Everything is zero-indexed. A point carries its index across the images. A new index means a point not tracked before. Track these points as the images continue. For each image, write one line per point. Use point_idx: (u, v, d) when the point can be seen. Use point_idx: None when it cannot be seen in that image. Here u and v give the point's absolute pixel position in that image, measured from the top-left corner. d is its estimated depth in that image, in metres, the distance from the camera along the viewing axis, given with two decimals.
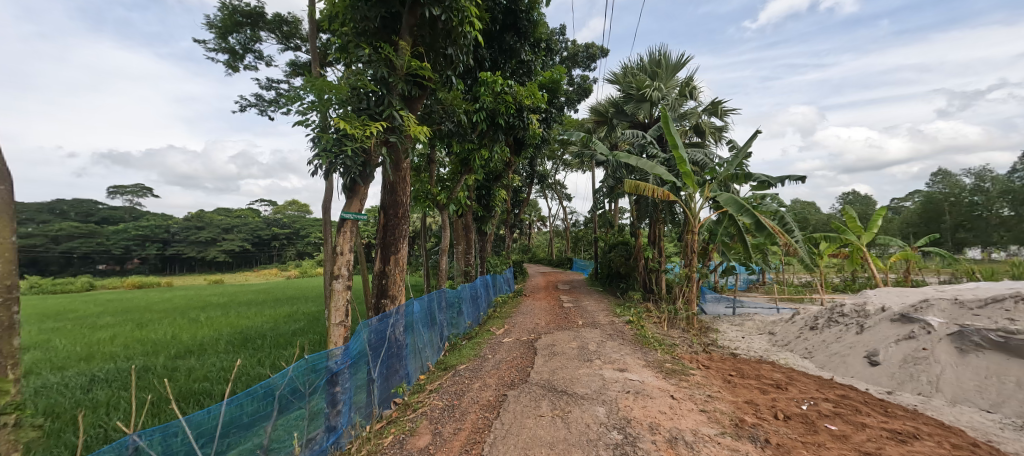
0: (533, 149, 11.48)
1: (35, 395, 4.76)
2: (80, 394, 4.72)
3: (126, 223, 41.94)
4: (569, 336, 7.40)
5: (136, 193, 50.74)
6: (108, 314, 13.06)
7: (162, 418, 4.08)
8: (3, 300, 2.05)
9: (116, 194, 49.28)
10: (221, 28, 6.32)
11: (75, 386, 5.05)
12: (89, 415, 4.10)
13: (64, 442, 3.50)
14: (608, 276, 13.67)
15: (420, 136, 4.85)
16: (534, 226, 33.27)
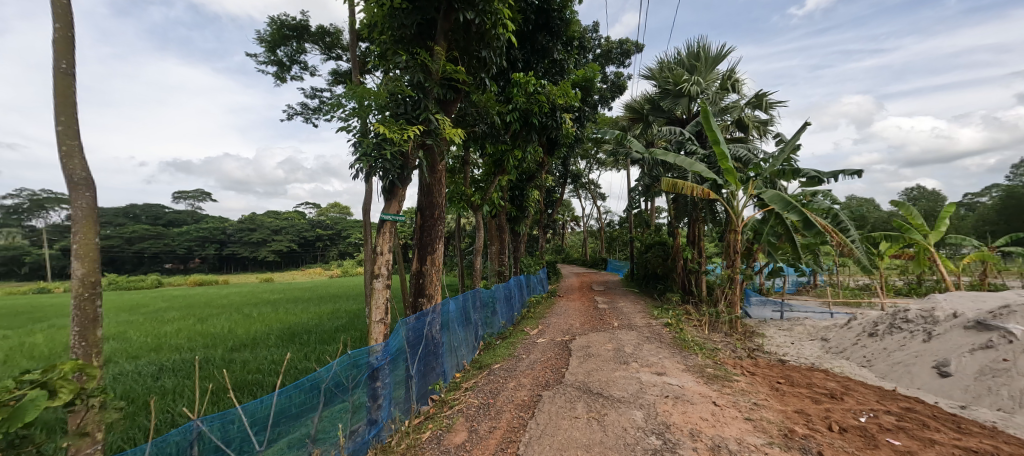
0: (566, 149, 11.40)
1: (114, 381, 5.28)
2: (151, 382, 5.19)
3: (190, 225, 45.58)
4: (605, 337, 7.28)
5: (199, 198, 55.11)
6: (173, 309, 14.25)
7: (220, 406, 4.40)
8: (87, 295, 2.28)
9: (181, 199, 53.77)
10: (271, 42, 6.75)
11: (147, 374, 5.56)
12: (159, 401, 4.49)
13: (138, 425, 3.86)
14: (645, 278, 13.31)
15: (455, 139, 4.98)
16: (568, 226, 32.97)
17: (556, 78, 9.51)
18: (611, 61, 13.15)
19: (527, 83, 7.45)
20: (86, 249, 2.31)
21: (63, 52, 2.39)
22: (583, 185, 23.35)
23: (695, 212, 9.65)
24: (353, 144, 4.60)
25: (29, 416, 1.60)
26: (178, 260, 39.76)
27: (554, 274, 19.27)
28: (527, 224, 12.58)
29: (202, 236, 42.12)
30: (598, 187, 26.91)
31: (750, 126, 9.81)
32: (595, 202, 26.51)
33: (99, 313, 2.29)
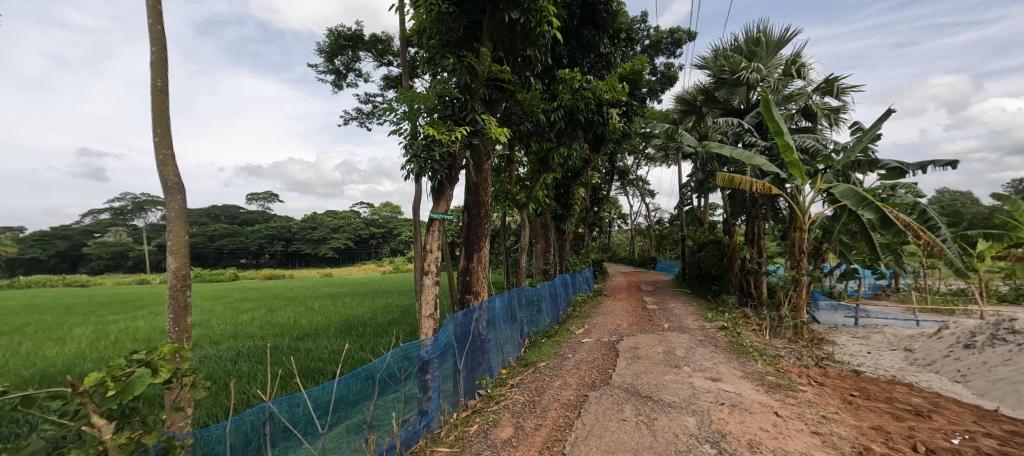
0: (613, 145, 11.10)
1: (201, 363, 5.92)
2: (230, 365, 5.75)
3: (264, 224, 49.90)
4: (654, 339, 7.02)
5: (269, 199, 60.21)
6: (246, 300, 15.70)
7: (288, 390, 4.77)
8: (180, 286, 2.57)
9: (253, 201, 59.28)
10: (329, 53, 7.21)
11: (226, 358, 6.17)
12: (236, 382, 4.97)
13: (219, 405, 4.31)
14: (698, 278, 12.63)
15: (501, 138, 5.04)
16: (614, 224, 32.12)
17: (602, 73, 9.33)
18: (661, 52, 12.59)
19: (573, 79, 7.35)
20: (177, 245, 2.60)
21: (158, 71, 2.70)
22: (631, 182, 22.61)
23: (754, 208, 9.01)
24: (404, 146, 4.80)
25: (137, 390, 1.84)
26: (252, 256, 44.65)
27: (600, 273, 18.84)
28: (574, 223, 12.40)
29: (271, 233, 46.02)
30: (648, 183, 25.94)
31: (819, 115, 8.98)
32: (644, 199, 25.58)
33: (189, 302, 2.58)
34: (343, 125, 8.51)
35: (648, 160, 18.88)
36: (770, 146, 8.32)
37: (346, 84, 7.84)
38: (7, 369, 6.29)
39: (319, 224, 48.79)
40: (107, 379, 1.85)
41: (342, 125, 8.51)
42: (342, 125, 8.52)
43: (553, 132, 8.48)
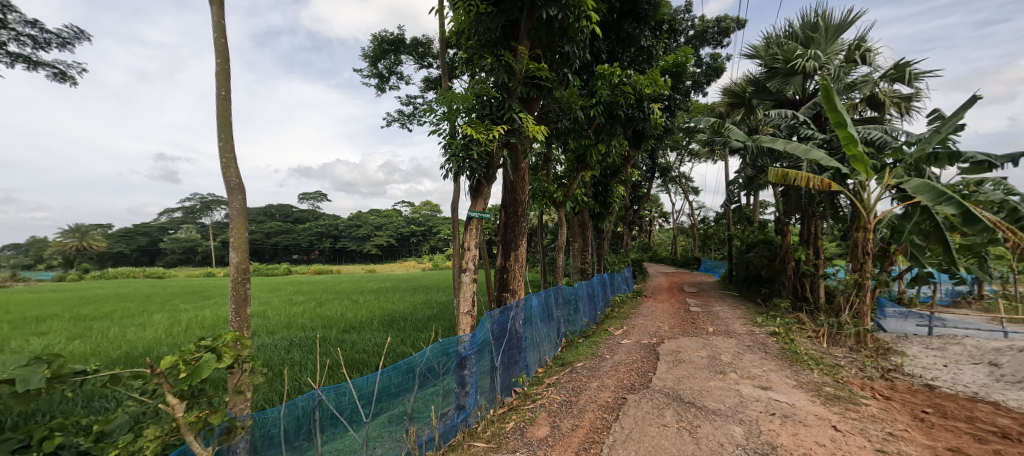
0: (654, 140, 10.75)
1: (259, 351, 6.39)
2: (284, 354, 6.16)
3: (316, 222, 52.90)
4: (697, 343, 6.73)
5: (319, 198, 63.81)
6: (298, 294, 16.74)
7: (335, 379, 5.05)
8: (241, 278, 2.78)
9: (304, 201, 63.23)
10: (373, 58, 7.52)
11: (281, 347, 6.62)
12: (290, 370, 5.32)
13: (275, 390, 4.64)
14: (746, 280, 11.96)
15: (538, 136, 5.05)
16: (655, 223, 31.06)
17: (642, 67, 8.99)
18: (707, 42, 12.01)
19: (613, 74, 7.16)
20: (238, 240, 2.81)
21: (223, 81, 2.94)
22: (673, 180, 21.79)
23: (811, 206, 8.38)
24: (442, 146, 4.90)
25: (204, 374, 2.03)
26: (302, 251, 48.69)
27: (640, 273, 18.32)
28: (613, 221, 12.14)
29: (320, 231, 48.80)
30: (692, 181, 24.90)
31: (887, 104, 8.21)
32: (687, 197, 24.60)
33: (249, 294, 2.79)
34: (385, 127, 8.83)
35: (692, 156, 18.11)
36: (830, 139, 7.71)
37: (389, 87, 8.13)
38: (97, 350, 7.08)
39: (363, 222, 50.85)
40: (180, 362, 2.04)
41: (384, 127, 8.82)
42: (385, 127, 8.83)
43: (592, 130, 8.34)
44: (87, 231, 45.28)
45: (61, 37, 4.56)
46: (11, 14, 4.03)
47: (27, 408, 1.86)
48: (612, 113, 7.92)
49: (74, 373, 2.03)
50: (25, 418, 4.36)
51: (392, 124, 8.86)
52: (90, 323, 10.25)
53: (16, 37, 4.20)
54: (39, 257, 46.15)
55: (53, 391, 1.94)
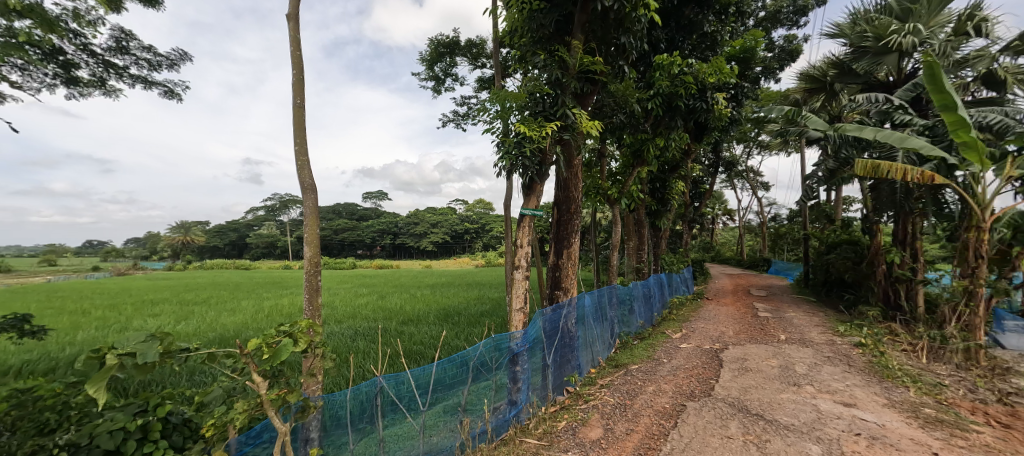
0: (718, 133, 10.31)
1: (328, 338, 6.94)
2: (350, 342, 6.63)
3: (381, 219, 56.12)
4: (767, 351, 6.22)
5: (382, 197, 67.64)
6: (362, 286, 17.92)
7: (395, 368, 5.35)
8: (314, 270, 3.04)
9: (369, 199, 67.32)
10: (429, 61, 7.82)
11: (347, 335, 7.13)
12: (355, 357, 5.72)
13: (341, 375, 5.01)
14: (825, 284, 10.81)
15: (592, 131, 4.99)
16: (718, 221, 29.08)
17: (706, 54, 8.71)
18: (781, 23, 11.00)
19: (672, 64, 6.82)
20: (311, 236, 3.07)
21: (298, 90, 3.21)
22: (739, 175, 20.28)
23: (908, 203, 7.36)
24: (495, 145, 4.97)
25: (283, 356, 2.25)
26: (367, 247, 51.96)
27: (702, 273, 17.27)
28: (672, 219, 11.56)
29: (383, 228, 51.72)
30: (761, 176, 22.99)
31: (1011, 81, 6.96)
32: (755, 193, 22.78)
33: (320, 285, 3.04)
34: (441, 127, 9.15)
35: (761, 148, 16.73)
36: (933, 124, 6.74)
37: (444, 88, 8.40)
38: (198, 331, 8.11)
39: (422, 219, 53.11)
40: (264, 344, 2.29)
41: (440, 127, 9.14)
42: (441, 127, 9.15)
43: (649, 123, 8.01)
44: (185, 224, 52.07)
45: (170, 59, 5.24)
46: (133, 42, 4.70)
47: (145, 377, 2.18)
48: (672, 105, 7.54)
49: (180, 350, 2.34)
50: (144, 386, 5.12)
51: (447, 124, 9.17)
52: (193, 308, 11.75)
53: (136, 61, 4.90)
54: (156, 249, 53.65)
55: (165, 364, 2.27)
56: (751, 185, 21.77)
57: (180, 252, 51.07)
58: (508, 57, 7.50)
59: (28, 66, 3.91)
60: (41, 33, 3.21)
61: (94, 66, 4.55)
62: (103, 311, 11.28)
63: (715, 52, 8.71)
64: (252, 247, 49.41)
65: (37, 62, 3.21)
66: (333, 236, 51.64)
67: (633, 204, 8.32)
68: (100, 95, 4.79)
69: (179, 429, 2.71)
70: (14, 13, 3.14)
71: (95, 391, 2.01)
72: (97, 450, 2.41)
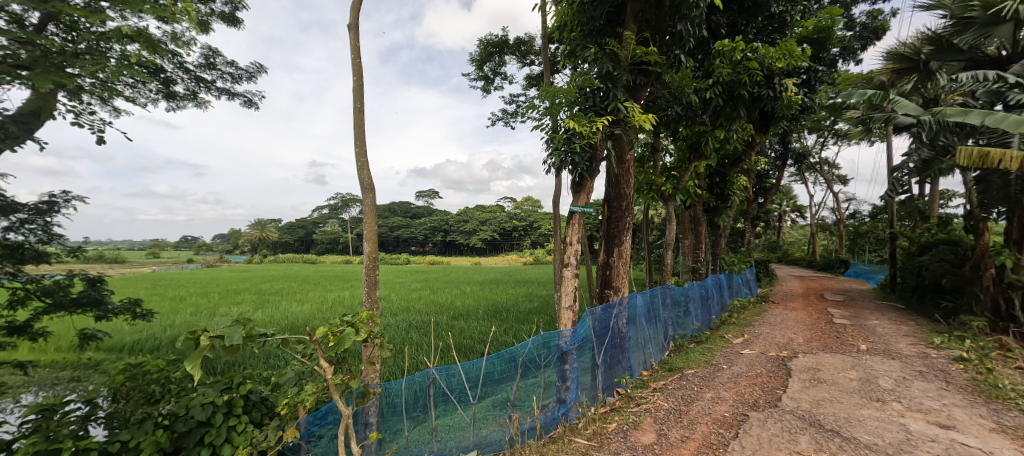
0: (787, 122, 9.60)
1: (385, 329, 7.32)
2: (405, 333, 6.94)
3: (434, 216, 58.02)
4: (844, 361, 5.66)
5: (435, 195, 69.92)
6: (415, 281, 18.68)
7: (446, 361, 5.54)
8: (373, 266, 3.24)
9: (423, 198, 69.86)
10: (479, 61, 7.94)
11: (402, 327, 7.48)
12: (409, 348, 5.98)
13: (396, 364, 5.27)
14: (917, 290, 9.56)
15: (646, 125, 4.83)
16: (786, 218, 26.90)
17: (773, 37, 8.04)
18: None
19: (734, 50, 6.42)
20: (369, 233, 3.26)
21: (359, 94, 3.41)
22: (811, 168, 18.57)
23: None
24: (545, 141, 4.96)
25: (347, 344, 2.41)
26: (421, 244, 54.04)
27: (767, 274, 16.04)
28: (733, 216, 10.84)
29: (435, 225, 53.49)
30: (838, 169, 20.89)
31: None
32: (831, 188, 20.77)
33: (378, 279, 3.22)
34: (490, 125, 9.24)
35: (838, 138, 15.19)
36: None
37: (493, 87, 8.49)
38: (273, 319, 8.89)
39: (473, 216, 54.18)
40: (330, 332, 2.45)
41: (489, 125, 9.24)
42: (490, 125, 9.25)
43: (707, 114, 7.59)
44: (263, 223, 57.46)
45: (249, 72, 5.76)
46: (219, 58, 5.23)
47: (232, 358, 2.42)
48: (734, 93, 7.13)
49: (260, 335, 2.57)
50: (229, 366, 5.72)
51: (496, 123, 9.25)
52: (269, 297, 12.90)
53: (222, 75, 5.44)
54: (238, 244, 59.38)
55: (247, 347, 2.50)
56: (825, 179, 19.87)
57: (259, 246, 56.13)
58: (557, 53, 7.42)
59: (138, 84, 4.48)
60: (147, 54, 3.66)
61: (189, 81, 5.13)
62: (196, 298, 12.71)
63: (783, 35, 7.98)
64: (319, 242, 53.12)
65: (144, 79, 3.67)
66: (390, 232, 54.18)
67: (689, 200, 7.88)
68: (193, 107, 5.38)
69: (258, 406, 3.00)
70: (127, 38, 3.62)
71: (193, 369, 2.26)
72: (192, 420, 2.72)
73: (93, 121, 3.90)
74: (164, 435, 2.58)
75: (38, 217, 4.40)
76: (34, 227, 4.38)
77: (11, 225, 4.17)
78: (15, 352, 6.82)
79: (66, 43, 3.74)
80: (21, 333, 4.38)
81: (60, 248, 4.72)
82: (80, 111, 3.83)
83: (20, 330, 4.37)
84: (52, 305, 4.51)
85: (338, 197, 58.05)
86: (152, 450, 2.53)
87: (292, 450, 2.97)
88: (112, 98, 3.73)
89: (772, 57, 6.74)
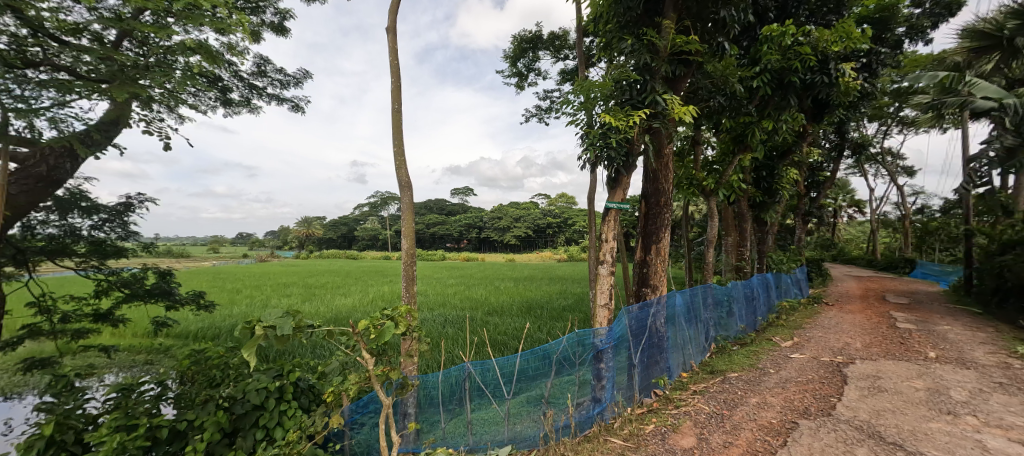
0: (844, 110, 8.95)
1: (422, 323, 7.50)
2: (441, 328, 7.07)
3: (469, 214, 58.74)
4: (909, 370, 5.24)
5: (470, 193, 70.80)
6: (451, 277, 18.99)
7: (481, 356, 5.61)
8: (412, 263, 3.32)
9: (458, 195, 70.90)
10: (513, 57, 7.94)
11: (438, 322, 7.63)
12: (446, 343, 6.10)
13: (433, 359, 5.38)
14: (997, 293, 8.65)
15: (686, 117, 4.65)
16: (842, 213, 25.12)
17: (828, 19, 7.58)
18: None
19: (784, 35, 6.07)
20: (407, 231, 3.35)
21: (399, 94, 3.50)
22: (872, 159, 17.20)
23: None
24: (579, 136, 4.89)
25: (387, 337, 2.49)
26: (456, 241, 54.91)
27: (820, 273, 15.04)
28: (781, 212, 10.26)
29: (470, 223, 54.19)
30: (903, 160, 19.23)
31: None
32: (894, 181, 19.17)
33: (416, 275, 3.29)
34: (524, 122, 9.20)
35: (904, 126, 13.94)
36: None
37: (526, 83, 8.45)
38: (318, 311, 9.32)
39: (507, 213, 54.41)
40: (371, 325, 2.54)
41: (523, 122, 9.20)
42: (524, 122, 9.21)
43: (754, 105, 7.23)
44: (308, 221, 60.40)
45: (295, 78, 6.04)
46: (270, 66, 5.51)
47: (283, 347, 2.55)
48: (783, 80, 6.79)
49: (308, 326, 2.70)
50: (280, 355, 6.05)
51: (530, 119, 9.20)
52: (315, 291, 13.54)
53: (272, 82, 5.73)
54: (285, 240, 62.73)
55: (297, 337, 2.63)
56: (888, 171, 18.37)
57: (305, 242, 58.99)
58: (592, 46, 7.29)
59: (200, 93, 4.80)
60: (207, 64, 3.90)
61: (243, 89, 5.45)
62: (250, 291, 13.56)
63: (840, 16, 7.52)
64: (360, 238, 55.15)
65: (205, 88, 3.93)
66: (427, 229, 55.36)
67: (733, 195, 7.53)
68: (247, 113, 5.69)
69: (306, 393, 3.18)
70: (190, 50, 3.88)
71: (249, 356, 2.40)
72: (248, 403, 2.92)
73: (161, 128, 4.22)
74: (223, 416, 2.79)
75: (116, 218, 4.85)
76: (114, 226, 4.85)
77: (95, 222, 4.66)
78: (99, 337, 7.58)
79: (138, 57, 4.07)
80: (105, 320, 4.86)
81: (137, 244, 5.19)
82: (150, 119, 4.14)
83: (104, 317, 4.85)
84: (130, 295, 4.97)
85: (377, 195, 59.97)
86: (213, 429, 2.75)
87: (336, 436, 3.14)
88: (177, 106, 3.99)
89: (826, 41, 6.33)
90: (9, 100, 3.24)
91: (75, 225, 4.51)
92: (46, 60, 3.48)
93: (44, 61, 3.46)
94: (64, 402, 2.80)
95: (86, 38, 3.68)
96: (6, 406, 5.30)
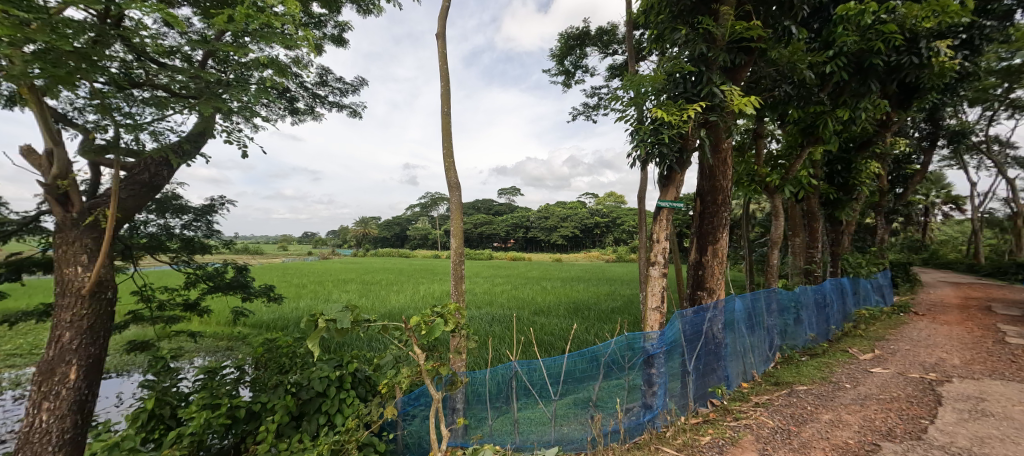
0: (937, 94, 7.97)
1: (470, 322, 7.61)
2: (489, 326, 7.14)
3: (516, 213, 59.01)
4: (1021, 392, 4.55)
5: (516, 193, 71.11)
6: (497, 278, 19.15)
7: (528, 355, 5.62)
8: (459, 264, 3.38)
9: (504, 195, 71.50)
10: (560, 55, 7.85)
11: (486, 321, 7.71)
12: (494, 342, 6.13)
13: (480, 357, 5.45)
14: None
15: (746, 109, 4.36)
16: (934, 210, 22.34)
17: None
18: None
19: (862, 14, 5.50)
20: (455, 232, 3.40)
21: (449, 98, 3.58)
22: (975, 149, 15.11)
23: None
24: (629, 133, 4.75)
25: (437, 334, 2.55)
26: (503, 241, 55.43)
27: (907, 279, 13.48)
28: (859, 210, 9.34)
29: (517, 223, 54.46)
30: (1014, 149, 16.74)
31: None
32: (1003, 174, 16.77)
33: (464, 274, 3.36)
34: (572, 120, 9.07)
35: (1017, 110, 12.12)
36: None
37: (573, 81, 8.33)
38: (372, 308, 9.73)
39: (554, 213, 54.00)
40: (423, 323, 2.61)
41: (571, 120, 9.08)
42: (572, 120, 9.08)
43: (826, 93, 6.66)
44: (365, 221, 63.56)
45: (353, 86, 6.36)
46: (331, 75, 5.85)
47: (342, 339, 2.68)
48: (862, 64, 6.21)
49: (365, 320, 2.82)
50: (340, 346, 6.42)
51: (577, 117, 9.06)
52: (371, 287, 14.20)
53: (332, 90, 6.08)
54: (343, 239, 66.53)
55: (355, 331, 2.76)
56: (994, 162, 16.06)
57: (361, 242, 62.09)
58: (643, 40, 7.04)
59: (271, 104, 5.21)
60: (277, 78, 4.21)
61: (308, 98, 5.82)
62: (312, 286, 14.53)
63: None
64: (412, 238, 57.12)
65: (276, 100, 4.23)
66: (475, 229, 56.29)
67: (801, 192, 6.96)
68: (311, 120, 6.07)
69: (362, 383, 3.36)
70: (262, 65, 4.19)
71: (313, 346, 2.55)
72: (312, 390, 3.12)
73: (240, 138, 4.58)
74: (292, 400, 3.00)
75: (202, 217, 5.41)
76: (201, 225, 5.41)
77: (185, 222, 5.21)
78: (188, 324, 8.47)
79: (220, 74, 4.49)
80: (192, 309, 5.37)
81: (218, 241, 5.75)
82: (230, 129, 4.51)
83: (192, 307, 5.40)
84: (212, 287, 5.48)
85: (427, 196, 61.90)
86: (283, 412, 2.97)
87: (390, 426, 3.28)
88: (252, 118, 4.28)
89: (916, 17, 5.75)
90: (121, 117, 3.69)
91: (169, 224, 5.07)
92: (148, 80, 3.91)
93: (146, 81, 3.89)
94: (162, 380, 3.11)
95: (178, 59, 4.14)
96: (117, 381, 6.06)
